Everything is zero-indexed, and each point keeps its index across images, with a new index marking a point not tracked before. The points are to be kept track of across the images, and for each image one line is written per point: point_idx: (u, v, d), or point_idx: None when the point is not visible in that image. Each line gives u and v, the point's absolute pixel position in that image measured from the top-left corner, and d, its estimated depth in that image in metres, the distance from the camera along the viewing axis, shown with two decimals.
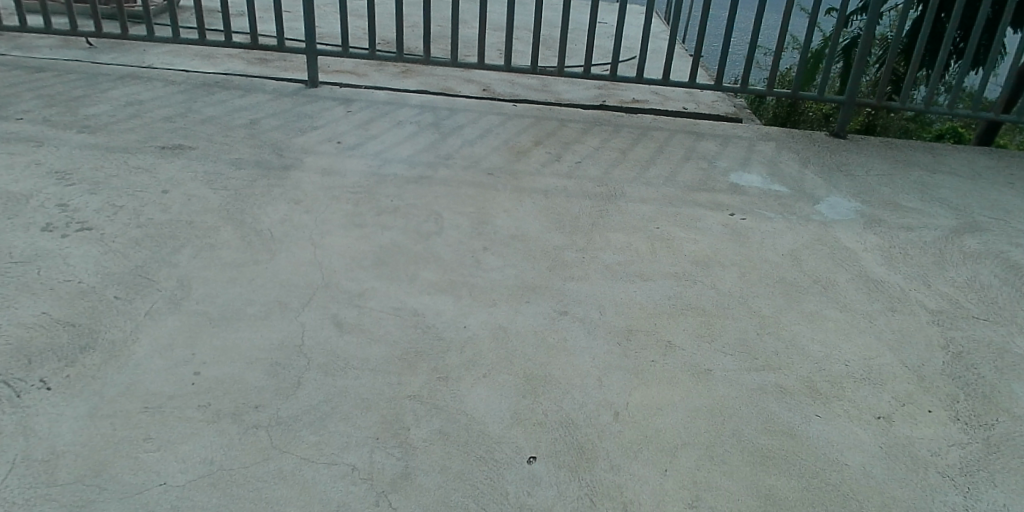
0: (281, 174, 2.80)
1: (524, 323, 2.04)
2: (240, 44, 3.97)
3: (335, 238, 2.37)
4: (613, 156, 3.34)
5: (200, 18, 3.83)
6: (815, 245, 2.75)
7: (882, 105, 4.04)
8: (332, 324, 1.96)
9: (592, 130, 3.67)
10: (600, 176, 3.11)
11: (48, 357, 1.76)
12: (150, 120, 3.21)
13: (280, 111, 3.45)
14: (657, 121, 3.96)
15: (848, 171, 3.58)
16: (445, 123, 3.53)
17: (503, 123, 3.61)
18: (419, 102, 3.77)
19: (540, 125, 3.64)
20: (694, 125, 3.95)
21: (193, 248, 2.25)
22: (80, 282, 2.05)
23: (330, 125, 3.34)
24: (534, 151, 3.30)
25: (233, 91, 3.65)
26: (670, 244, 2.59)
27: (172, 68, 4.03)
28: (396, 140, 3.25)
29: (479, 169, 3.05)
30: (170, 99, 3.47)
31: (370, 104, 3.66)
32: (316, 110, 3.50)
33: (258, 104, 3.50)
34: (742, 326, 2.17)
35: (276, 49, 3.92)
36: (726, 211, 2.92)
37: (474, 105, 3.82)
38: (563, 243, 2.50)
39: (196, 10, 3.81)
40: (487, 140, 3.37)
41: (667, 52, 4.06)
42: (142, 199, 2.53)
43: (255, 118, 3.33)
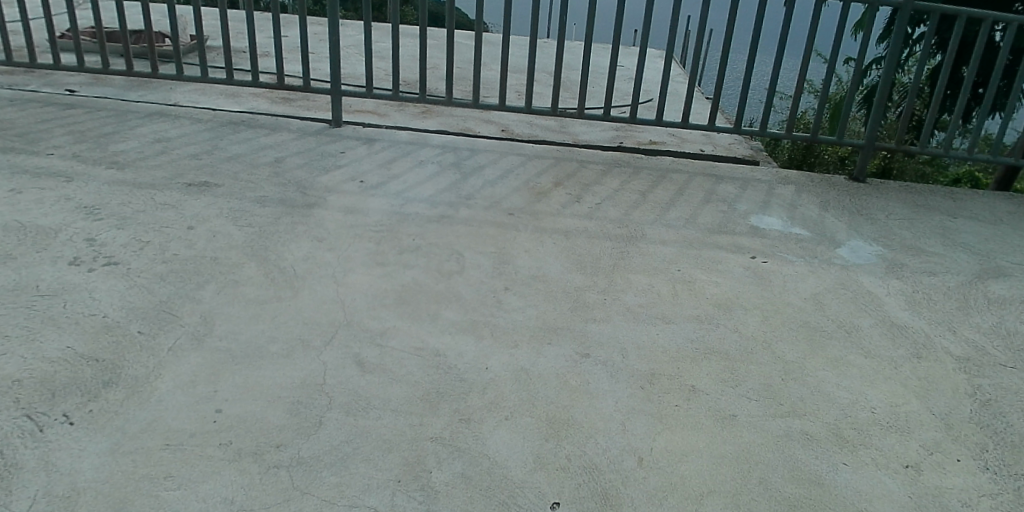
0: (304, 213, 2.83)
1: (547, 366, 2.02)
2: (266, 84, 4.04)
3: (358, 276, 2.39)
4: (633, 198, 3.35)
5: (228, 58, 3.89)
6: (838, 289, 2.73)
7: (901, 149, 4.03)
8: (353, 363, 1.95)
9: (612, 171, 3.69)
10: (620, 217, 3.12)
11: (71, 391, 1.77)
12: (177, 157, 3.26)
13: (304, 150, 3.49)
14: (675, 162, 3.97)
15: (869, 215, 3.57)
16: (466, 163, 3.56)
17: (523, 164, 3.63)
18: (441, 142, 3.82)
19: (560, 167, 3.66)
20: (713, 167, 3.96)
21: (217, 285, 2.27)
22: (104, 317, 2.06)
23: (353, 165, 3.38)
24: (554, 192, 3.32)
25: (258, 130, 3.71)
26: (692, 286, 2.57)
27: (198, 106, 4.11)
28: (418, 180, 3.28)
29: (500, 209, 3.07)
30: (197, 137, 3.53)
31: (393, 144, 3.71)
32: (340, 149, 3.55)
33: (282, 143, 3.56)
34: (766, 371, 2.14)
35: (301, 90, 3.97)
36: (747, 254, 2.91)
37: (495, 146, 3.85)
38: (584, 284, 2.50)
39: (224, 51, 3.86)
40: (508, 181, 3.39)
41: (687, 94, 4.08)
42: (168, 235, 2.56)
43: (279, 156, 3.38)
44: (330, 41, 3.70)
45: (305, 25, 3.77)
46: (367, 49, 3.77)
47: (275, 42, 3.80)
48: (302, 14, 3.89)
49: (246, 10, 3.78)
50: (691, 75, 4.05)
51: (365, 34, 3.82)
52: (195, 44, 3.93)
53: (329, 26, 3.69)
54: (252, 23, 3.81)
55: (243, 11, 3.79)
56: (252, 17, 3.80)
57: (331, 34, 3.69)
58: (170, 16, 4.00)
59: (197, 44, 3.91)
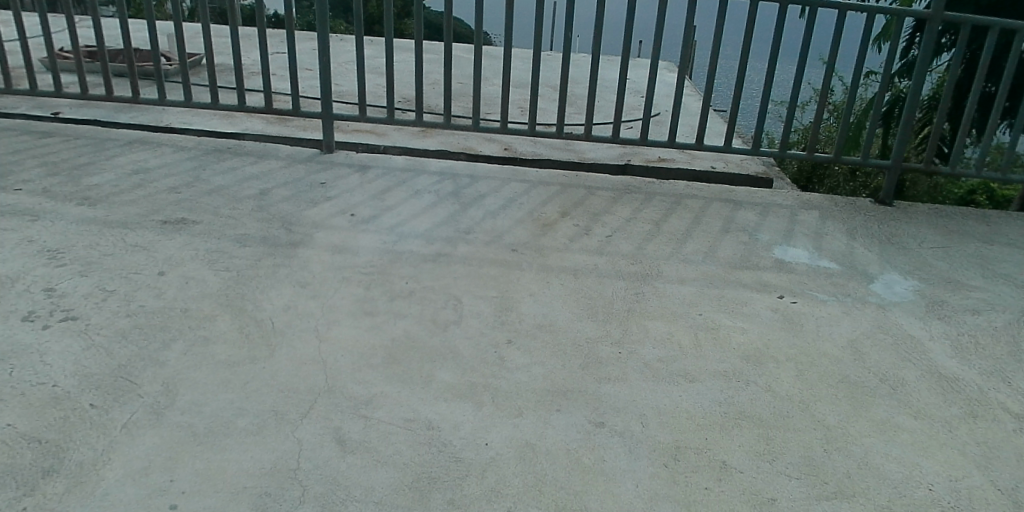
0: (288, 253, 2.59)
1: (556, 440, 1.77)
2: (254, 108, 3.78)
3: (343, 331, 2.14)
4: (647, 229, 3.10)
5: (212, 79, 3.65)
6: (876, 335, 2.47)
7: (931, 170, 3.76)
8: (333, 441, 1.70)
9: (623, 198, 3.44)
10: (632, 251, 2.86)
11: (4, 484, 1.52)
12: (155, 190, 3.03)
13: (293, 180, 3.26)
14: (690, 186, 3.71)
15: (900, 243, 3.31)
16: (466, 192, 3.32)
17: (527, 192, 3.38)
18: (439, 168, 3.58)
19: (567, 194, 3.41)
20: (731, 192, 3.70)
21: (185, 344, 2.03)
22: (54, 386, 1.82)
23: (344, 196, 3.13)
24: (561, 223, 3.07)
25: (245, 158, 3.47)
26: (716, 335, 2.32)
27: (191, 129, 3.91)
28: (413, 213, 3.04)
29: (502, 245, 2.82)
30: (179, 167, 3.30)
31: (388, 172, 3.47)
32: (330, 178, 3.31)
33: (270, 172, 3.32)
34: (806, 440, 1.88)
35: (291, 113, 3.73)
36: (774, 293, 2.66)
37: (496, 171, 3.60)
38: (596, 335, 2.25)
39: (209, 71, 3.63)
40: (511, 211, 3.14)
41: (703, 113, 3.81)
42: (135, 283, 2.32)
43: (265, 188, 3.14)
44: (319, 59, 3.47)
45: (293, 43, 3.54)
46: (360, 68, 3.53)
47: (262, 61, 3.57)
48: (290, 30, 3.67)
49: (231, 27, 3.56)
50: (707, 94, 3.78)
51: (358, 53, 3.59)
52: (178, 64, 3.70)
53: (319, 43, 3.46)
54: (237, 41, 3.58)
55: (228, 28, 3.57)
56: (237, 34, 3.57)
57: (321, 52, 3.45)
58: (154, 36, 3.77)
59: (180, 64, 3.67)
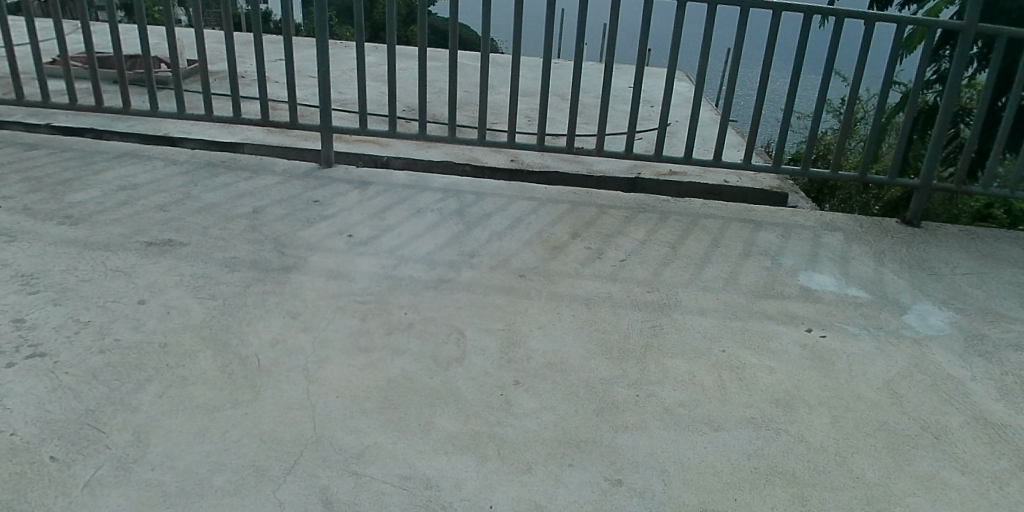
0: (279, 279, 2.42)
1: (568, 501, 1.59)
2: (250, 120, 3.58)
3: (335, 369, 1.96)
4: (663, 252, 2.91)
5: (205, 88, 3.48)
6: (913, 374, 2.29)
7: (961, 190, 3.56)
8: (320, 504, 1.52)
9: (636, 217, 3.25)
10: (648, 277, 2.68)
11: None
12: (142, 208, 2.86)
13: (288, 197, 3.08)
14: (706, 204, 3.53)
15: (931, 268, 3.12)
16: (471, 210, 3.14)
17: (535, 210, 3.20)
18: (443, 184, 3.40)
19: (578, 212, 3.23)
20: (750, 211, 3.51)
21: (162, 385, 1.85)
22: (12, 436, 1.64)
23: (342, 214, 2.96)
24: (571, 245, 2.89)
25: (239, 172, 3.30)
26: (742, 375, 2.13)
27: (192, 137, 3.77)
28: (415, 233, 2.86)
29: (509, 269, 2.64)
30: (169, 182, 3.13)
31: (389, 188, 3.29)
32: (328, 195, 3.14)
33: (264, 188, 3.15)
34: (845, 500, 1.70)
35: (289, 126, 3.54)
36: (801, 326, 2.47)
37: (503, 187, 3.42)
38: (612, 375, 2.06)
39: (202, 78, 3.45)
40: (518, 232, 2.96)
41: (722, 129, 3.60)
42: (113, 313, 2.14)
43: (258, 205, 2.97)
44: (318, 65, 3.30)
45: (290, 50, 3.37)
46: (360, 76, 3.36)
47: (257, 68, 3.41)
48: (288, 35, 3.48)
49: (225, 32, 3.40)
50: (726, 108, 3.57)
51: (358, 59, 3.42)
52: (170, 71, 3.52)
53: (317, 49, 3.29)
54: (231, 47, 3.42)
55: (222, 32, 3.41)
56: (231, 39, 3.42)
57: (319, 58, 3.29)
58: (145, 43, 3.57)
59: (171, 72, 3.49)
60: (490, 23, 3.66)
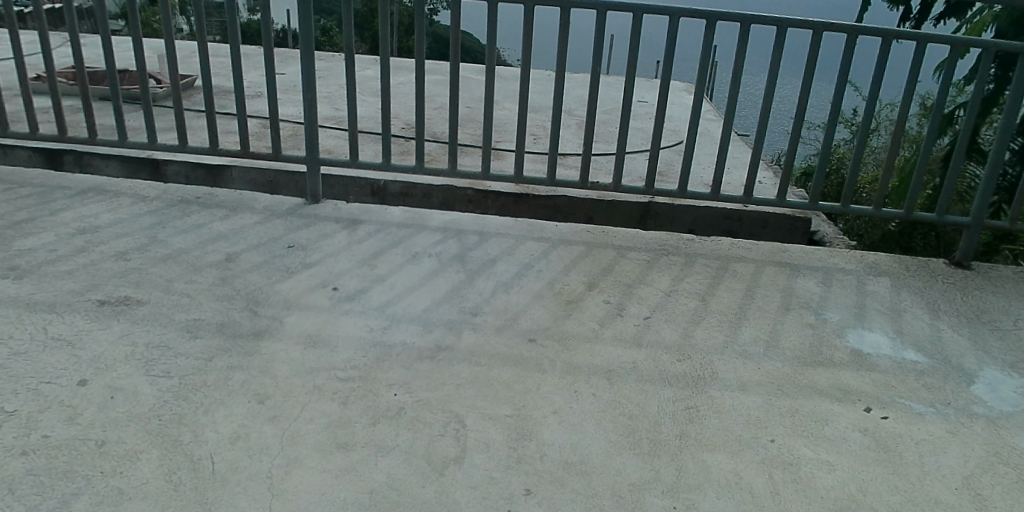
0: (249, 348, 2.07)
1: None
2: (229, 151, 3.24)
3: (307, 477, 1.62)
4: (692, 307, 2.56)
5: (178, 116, 3.13)
6: (997, 466, 1.93)
7: (1018, 229, 3.19)
8: None
9: (659, 261, 2.90)
10: (677, 341, 2.33)
11: None
12: (100, 256, 2.51)
13: (268, 240, 2.74)
14: (735, 244, 3.17)
15: (994, 321, 2.76)
16: (474, 255, 2.79)
17: (546, 255, 2.85)
18: (442, 222, 3.05)
19: (594, 257, 2.88)
20: (783, 252, 3.16)
21: (91, 503, 1.51)
22: None
23: (327, 262, 2.61)
24: (588, 299, 2.53)
25: (215, 210, 2.96)
26: (797, 475, 1.78)
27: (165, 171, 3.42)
28: (409, 285, 2.51)
29: (517, 331, 2.29)
30: (135, 223, 2.79)
31: (382, 227, 2.94)
32: (313, 238, 2.79)
33: (241, 230, 2.80)
34: None
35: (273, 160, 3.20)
36: (858, 404, 2.12)
37: (509, 226, 3.07)
38: (643, 478, 1.71)
39: (175, 105, 3.11)
40: (528, 282, 2.61)
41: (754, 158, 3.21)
42: (45, 398, 1.80)
43: (233, 251, 2.62)
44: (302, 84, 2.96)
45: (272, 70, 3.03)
46: (349, 99, 3.02)
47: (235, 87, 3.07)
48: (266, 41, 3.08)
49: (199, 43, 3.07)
50: (759, 136, 3.18)
51: (347, 79, 3.09)
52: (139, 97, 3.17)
53: (301, 67, 2.95)
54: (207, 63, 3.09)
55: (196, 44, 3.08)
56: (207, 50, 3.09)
57: (303, 77, 2.95)
58: (110, 59, 3.18)
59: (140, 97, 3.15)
60: (494, 39, 3.32)
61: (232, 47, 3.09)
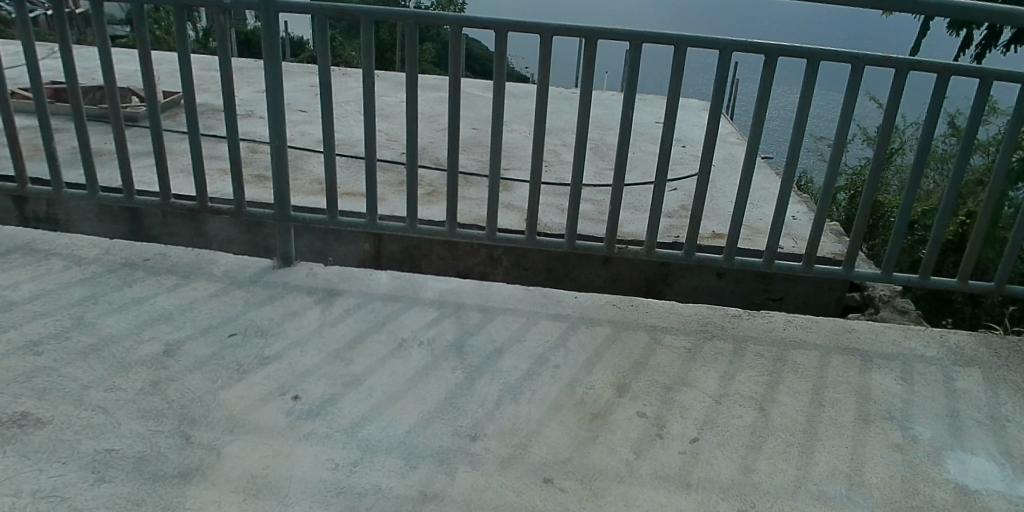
0: (171, 502, 1.56)
1: None
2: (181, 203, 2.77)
3: None
4: (749, 422, 2.03)
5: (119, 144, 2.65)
6: None
7: None
8: None
9: (704, 350, 2.36)
10: (735, 479, 1.80)
11: None
12: (5, 347, 2.01)
13: (220, 323, 2.22)
14: (792, 323, 2.63)
15: None
16: (476, 341, 2.25)
17: (564, 341, 2.31)
18: (439, 293, 2.52)
19: (623, 343, 2.34)
20: (850, 334, 2.62)
21: None
22: None
23: (291, 354, 2.09)
24: (619, 410, 2.00)
25: (163, 278, 2.45)
26: None
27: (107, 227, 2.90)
28: (392, 391, 1.97)
29: (528, 466, 1.75)
30: (60, 296, 2.28)
31: (366, 301, 2.42)
32: (278, 319, 2.27)
33: (190, 307, 2.29)
34: None
35: (233, 214, 2.67)
36: None
37: (519, 298, 2.54)
38: None
39: (115, 131, 2.62)
40: (542, 384, 2.07)
41: (818, 221, 2.56)
42: None
43: (175, 340, 2.11)
44: (268, 118, 2.44)
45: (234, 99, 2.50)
46: (326, 141, 2.47)
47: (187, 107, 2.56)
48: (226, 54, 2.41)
49: (141, 51, 2.51)
50: (825, 193, 2.52)
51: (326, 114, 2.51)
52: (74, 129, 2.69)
53: (269, 97, 2.41)
54: (153, 79, 2.55)
55: (137, 47, 2.52)
56: (149, 53, 2.52)
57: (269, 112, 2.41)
58: (37, 81, 2.62)
59: (75, 122, 2.66)
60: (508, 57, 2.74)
61: (180, 42, 2.44)
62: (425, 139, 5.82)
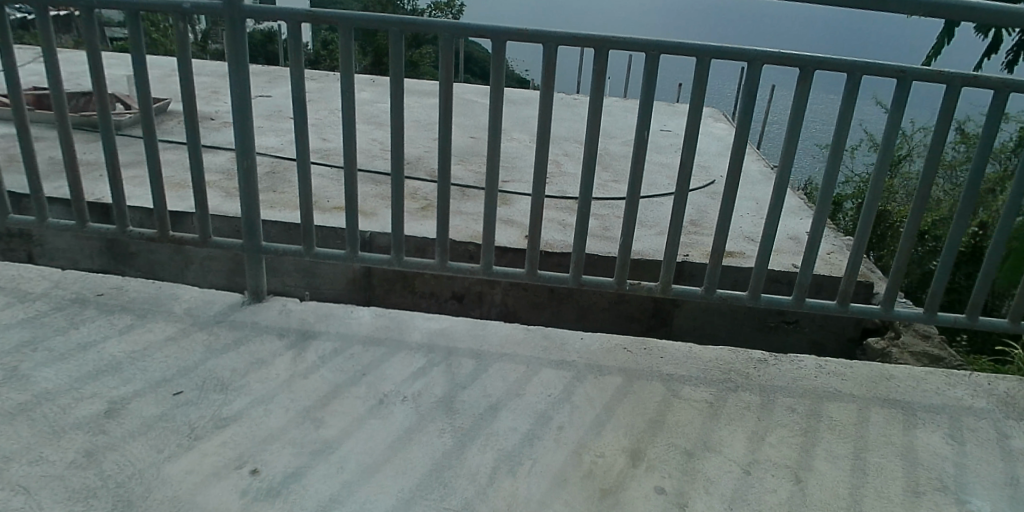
0: None
1: None
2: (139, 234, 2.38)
3: None
4: (785, 499, 1.74)
5: (70, 158, 2.31)
6: None
7: None
8: None
9: (727, 405, 2.07)
10: None
11: None
12: None
13: (175, 375, 1.94)
14: (824, 369, 2.33)
15: None
16: (467, 396, 1.96)
17: (568, 394, 2.02)
18: (427, 335, 2.23)
19: (635, 397, 2.05)
20: (889, 382, 2.33)
21: None
22: None
23: (253, 415, 1.81)
24: (633, 485, 1.72)
25: (115, 317, 2.17)
26: None
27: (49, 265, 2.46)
28: (368, 464, 1.69)
29: None
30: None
31: (344, 345, 2.13)
32: (241, 369, 1.98)
33: (142, 355, 2.01)
34: None
35: (197, 243, 2.32)
36: None
37: (517, 340, 2.25)
38: None
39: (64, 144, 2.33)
40: (543, 452, 1.79)
41: (855, 255, 2.23)
42: None
43: (120, 398, 1.83)
44: (234, 136, 2.15)
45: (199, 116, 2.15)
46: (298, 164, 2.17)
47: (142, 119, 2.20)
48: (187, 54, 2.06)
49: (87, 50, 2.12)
50: (864, 225, 2.20)
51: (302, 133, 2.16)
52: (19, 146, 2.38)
53: (235, 113, 2.10)
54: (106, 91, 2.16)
55: (83, 46, 2.09)
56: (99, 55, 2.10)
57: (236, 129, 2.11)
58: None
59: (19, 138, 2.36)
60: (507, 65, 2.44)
61: (136, 49, 2.05)
62: (419, 148, 5.55)
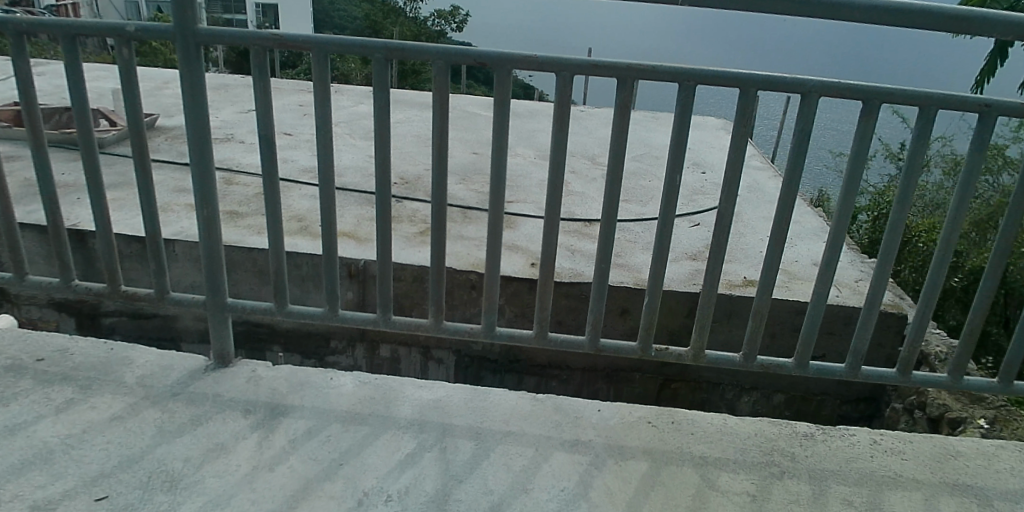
0: None
1: None
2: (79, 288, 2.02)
3: None
4: None
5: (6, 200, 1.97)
6: None
7: None
8: None
9: (772, 498, 1.75)
10: None
11: None
12: None
13: (115, 468, 1.63)
14: (880, 446, 2.01)
15: None
16: (463, 492, 1.64)
17: (584, 488, 1.70)
18: (417, 408, 1.91)
19: (662, 489, 1.73)
20: (955, 459, 2.00)
21: None
22: None
23: None
24: None
25: (52, 389, 1.86)
26: None
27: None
28: None
29: None
30: None
31: (320, 424, 1.81)
32: (195, 459, 1.67)
33: (79, 440, 1.70)
34: None
35: (148, 297, 1.98)
36: None
37: (523, 414, 1.93)
38: None
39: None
40: None
41: (922, 318, 1.89)
42: None
43: (45, 501, 1.53)
44: (191, 177, 1.82)
45: (150, 152, 1.82)
46: (265, 211, 1.84)
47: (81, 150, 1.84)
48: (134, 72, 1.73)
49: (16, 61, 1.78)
50: (934, 285, 1.85)
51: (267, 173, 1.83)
52: None
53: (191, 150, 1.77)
54: (40, 114, 1.83)
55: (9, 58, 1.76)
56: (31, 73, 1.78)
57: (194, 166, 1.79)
58: None
59: None
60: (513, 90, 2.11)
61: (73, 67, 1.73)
62: (419, 166, 5.25)
